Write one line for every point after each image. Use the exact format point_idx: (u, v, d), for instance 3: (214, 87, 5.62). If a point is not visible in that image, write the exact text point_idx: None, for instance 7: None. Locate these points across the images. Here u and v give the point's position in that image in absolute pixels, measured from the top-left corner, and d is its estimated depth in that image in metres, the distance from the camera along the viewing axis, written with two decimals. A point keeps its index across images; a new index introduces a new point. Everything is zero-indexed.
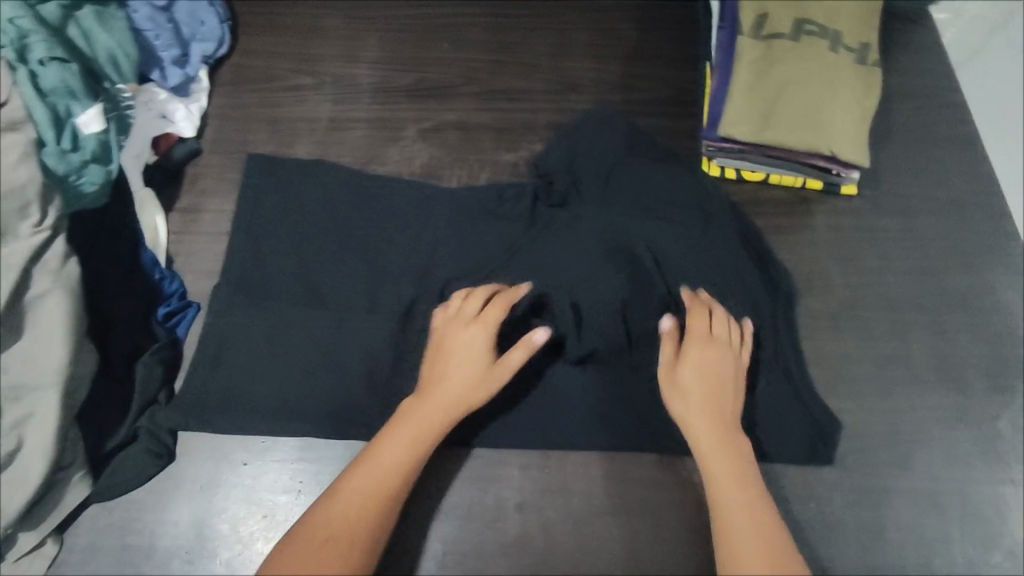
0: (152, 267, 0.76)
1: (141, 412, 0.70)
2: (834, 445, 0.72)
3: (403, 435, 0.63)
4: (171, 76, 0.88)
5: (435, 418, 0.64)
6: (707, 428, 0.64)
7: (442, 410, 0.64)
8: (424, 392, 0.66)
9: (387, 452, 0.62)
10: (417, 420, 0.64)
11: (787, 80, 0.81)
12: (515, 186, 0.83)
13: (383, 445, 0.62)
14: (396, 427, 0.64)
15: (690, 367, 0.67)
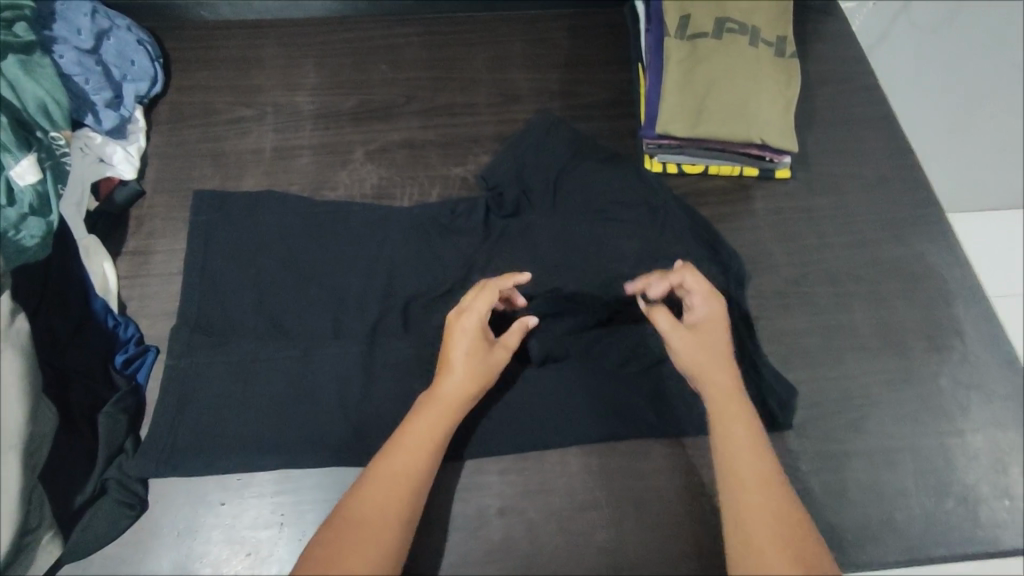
0: (105, 314, 0.76)
1: (108, 464, 0.69)
2: (792, 411, 0.76)
3: (412, 449, 0.61)
4: (105, 118, 0.85)
5: (439, 430, 0.63)
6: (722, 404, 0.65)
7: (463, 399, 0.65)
8: (423, 405, 0.64)
9: (398, 470, 0.60)
10: (423, 433, 0.62)
11: (714, 76, 0.86)
12: (467, 201, 0.85)
13: (388, 462, 0.60)
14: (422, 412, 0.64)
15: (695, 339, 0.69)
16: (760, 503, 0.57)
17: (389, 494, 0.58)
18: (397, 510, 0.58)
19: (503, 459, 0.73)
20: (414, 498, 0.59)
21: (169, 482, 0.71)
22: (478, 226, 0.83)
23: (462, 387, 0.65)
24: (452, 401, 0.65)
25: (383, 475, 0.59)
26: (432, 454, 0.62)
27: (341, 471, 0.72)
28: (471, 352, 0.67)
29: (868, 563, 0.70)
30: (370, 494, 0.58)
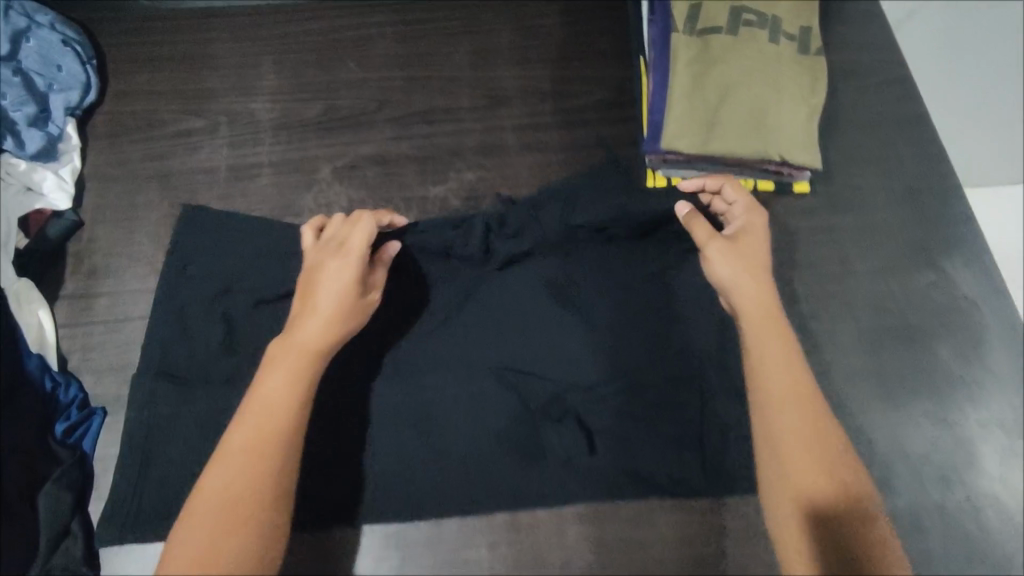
0: (42, 375, 0.68)
1: (53, 550, 0.62)
2: None
3: (264, 416, 0.56)
4: (28, 140, 0.74)
5: (294, 394, 0.57)
6: (757, 328, 0.64)
7: (320, 351, 0.60)
8: (274, 359, 0.59)
9: (246, 441, 0.55)
10: (275, 396, 0.57)
11: (728, 82, 0.75)
12: (455, 252, 0.75)
13: (240, 433, 0.55)
14: (269, 376, 0.58)
15: (736, 265, 0.66)
16: (802, 462, 0.58)
17: (246, 467, 0.54)
18: (251, 486, 0.54)
19: (490, 527, 0.66)
20: (274, 463, 0.55)
21: (125, 560, 0.64)
22: (467, 252, 0.76)
23: (327, 338, 0.60)
24: (310, 352, 0.59)
25: (232, 458, 0.55)
26: (291, 412, 0.57)
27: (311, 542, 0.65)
28: (330, 287, 0.62)
29: None
30: (227, 470, 0.54)
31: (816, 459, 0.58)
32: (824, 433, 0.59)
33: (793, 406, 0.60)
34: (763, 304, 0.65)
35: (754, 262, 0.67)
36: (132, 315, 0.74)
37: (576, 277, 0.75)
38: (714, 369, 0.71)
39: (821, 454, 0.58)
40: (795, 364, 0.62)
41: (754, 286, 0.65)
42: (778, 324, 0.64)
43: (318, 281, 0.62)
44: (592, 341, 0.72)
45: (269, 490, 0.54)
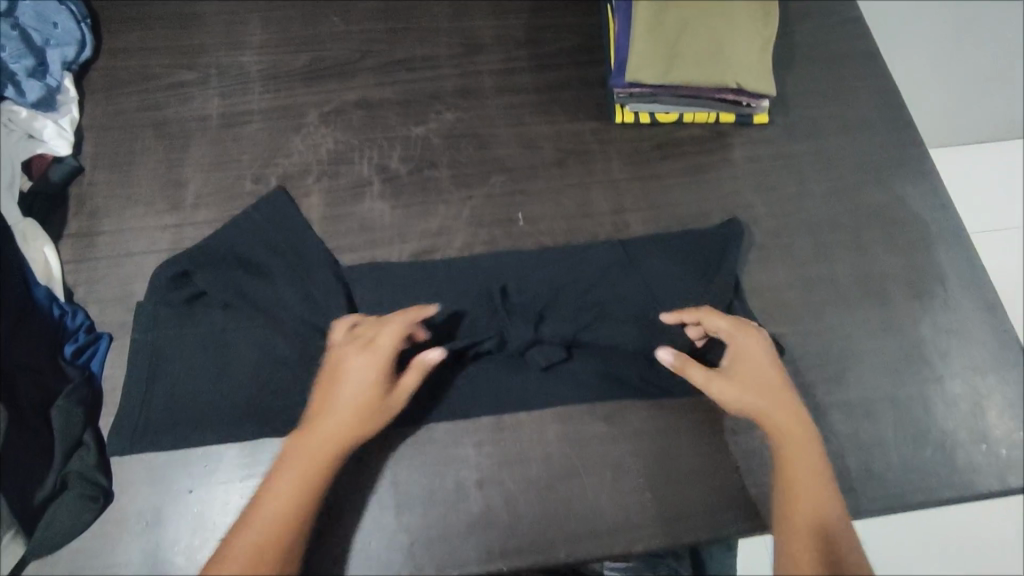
0: (50, 303, 0.72)
1: (68, 457, 0.67)
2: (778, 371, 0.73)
3: (280, 500, 0.58)
4: (29, 90, 0.78)
5: (308, 489, 0.59)
6: (774, 423, 0.65)
7: (337, 440, 0.61)
8: (293, 447, 0.61)
9: (263, 525, 0.57)
10: (289, 487, 0.59)
11: (686, 16, 0.80)
12: (439, 187, 0.82)
13: (256, 518, 0.58)
14: (289, 463, 0.60)
15: (752, 397, 0.66)
16: (810, 506, 0.61)
17: (258, 547, 0.56)
18: (264, 568, 0.56)
19: (477, 428, 0.71)
20: (288, 542, 0.57)
21: (132, 469, 0.68)
22: (451, 185, 0.83)
23: (348, 426, 0.61)
24: (327, 451, 0.61)
25: (250, 539, 0.56)
26: (301, 504, 0.59)
27: None
28: (354, 385, 0.63)
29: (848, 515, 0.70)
30: (236, 550, 0.56)
31: (812, 506, 0.61)
32: (818, 483, 0.62)
33: (803, 474, 0.62)
34: (761, 381, 0.67)
35: (762, 371, 0.67)
36: (133, 251, 0.78)
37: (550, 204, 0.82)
38: (680, 270, 0.77)
39: (818, 507, 0.60)
40: (808, 450, 0.64)
41: (750, 369, 0.67)
42: (798, 424, 0.65)
43: (332, 401, 0.62)
44: (567, 255, 0.78)
45: (271, 574, 0.56)
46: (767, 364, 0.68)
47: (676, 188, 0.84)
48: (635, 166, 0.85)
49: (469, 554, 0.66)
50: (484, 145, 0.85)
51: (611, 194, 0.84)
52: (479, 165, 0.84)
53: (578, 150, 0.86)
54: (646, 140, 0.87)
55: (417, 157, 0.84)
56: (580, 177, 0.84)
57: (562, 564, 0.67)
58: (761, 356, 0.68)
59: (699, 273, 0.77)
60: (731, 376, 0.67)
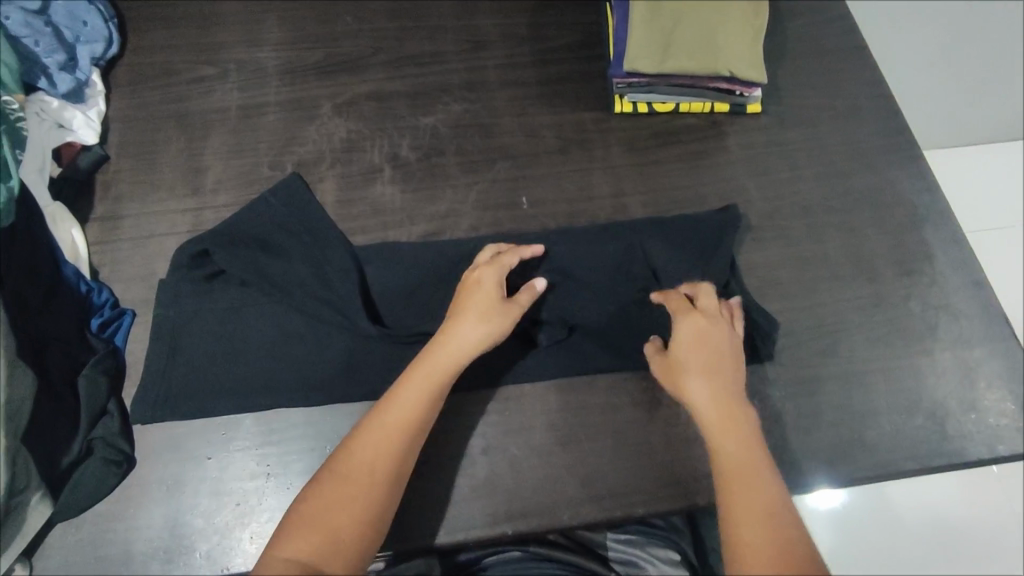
0: (78, 280, 0.75)
1: (93, 424, 0.69)
2: (771, 343, 0.76)
3: (408, 403, 0.62)
4: (60, 82, 0.83)
5: (428, 395, 0.63)
6: (714, 416, 0.63)
7: (466, 349, 0.66)
8: (421, 360, 0.65)
9: (378, 430, 0.60)
10: (413, 400, 0.62)
11: (681, 10, 0.84)
12: (446, 174, 0.86)
13: (378, 424, 0.61)
14: (415, 373, 0.64)
15: (688, 378, 0.66)
16: (745, 495, 0.58)
17: (382, 443, 0.60)
18: (378, 469, 0.59)
19: (483, 397, 0.74)
20: (404, 446, 0.61)
21: (154, 437, 0.71)
22: (458, 171, 0.86)
23: (466, 351, 0.65)
24: (452, 363, 0.65)
25: (368, 441, 0.60)
26: (421, 412, 0.62)
27: (321, 418, 0.73)
28: (479, 299, 0.68)
29: (842, 481, 0.72)
30: (360, 449, 0.60)
31: (754, 494, 0.58)
32: (755, 466, 0.60)
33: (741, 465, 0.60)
34: (708, 370, 0.65)
35: (721, 360, 0.66)
36: (156, 233, 0.82)
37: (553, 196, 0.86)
38: (677, 246, 0.80)
39: (760, 490, 0.58)
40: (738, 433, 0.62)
41: (699, 359, 0.66)
42: (732, 404, 0.64)
43: (458, 322, 0.67)
44: (571, 236, 0.82)
45: (392, 468, 0.59)
46: (717, 349, 0.67)
47: (673, 174, 0.88)
48: (633, 153, 0.89)
49: (476, 516, 0.69)
50: (490, 133, 0.89)
51: (611, 180, 0.88)
52: (485, 153, 0.88)
53: (579, 139, 0.90)
54: (644, 129, 0.91)
55: (426, 146, 0.88)
56: (582, 163, 0.88)
57: (566, 528, 0.69)
58: (709, 342, 0.67)
59: (695, 252, 0.79)
60: (683, 379, 0.66)
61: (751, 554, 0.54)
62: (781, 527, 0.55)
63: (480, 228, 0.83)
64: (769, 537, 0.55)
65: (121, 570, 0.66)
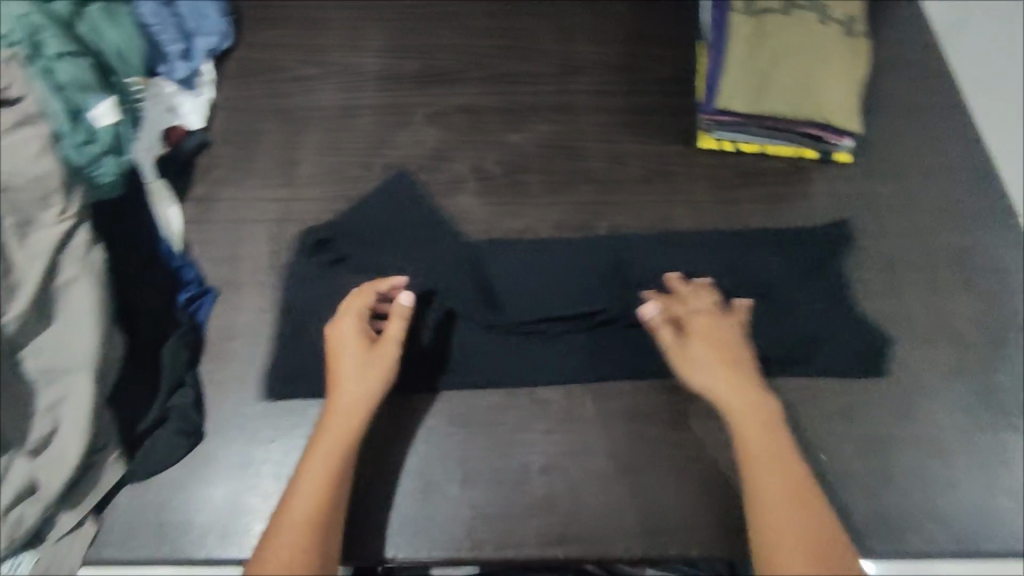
0: (171, 257, 0.79)
1: (171, 393, 0.72)
2: (886, 359, 0.77)
3: (314, 482, 0.63)
4: (177, 69, 0.89)
5: (332, 473, 0.63)
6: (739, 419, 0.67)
7: (348, 416, 0.66)
8: (315, 444, 0.65)
9: (300, 516, 0.61)
10: (317, 479, 0.63)
11: (780, 54, 0.84)
12: (529, 192, 0.88)
13: (294, 513, 0.61)
14: (318, 451, 0.65)
15: (705, 367, 0.69)
16: (767, 479, 0.63)
17: (302, 529, 0.60)
18: (304, 558, 0.59)
19: (546, 416, 0.74)
20: (322, 530, 0.61)
21: (224, 412, 0.72)
22: (540, 190, 0.88)
23: (352, 418, 0.66)
24: (346, 437, 0.66)
25: (285, 535, 0.59)
26: (332, 490, 0.63)
27: (386, 416, 0.73)
28: (354, 363, 0.68)
29: (909, 550, 0.70)
30: (288, 533, 0.60)
31: (777, 476, 0.63)
32: (774, 447, 0.65)
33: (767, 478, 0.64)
34: (721, 353, 0.70)
35: (719, 340, 0.71)
36: (247, 218, 0.85)
37: (660, 209, 0.88)
38: (793, 261, 0.83)
39: (781, 472, 0.63)
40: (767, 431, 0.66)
41: (709, 343, 0.70)
42: (757, 409, 0.67)
43: (336, 390, 0.67)
44: (688, 245, 0.85)
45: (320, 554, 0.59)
46: (721, 334, 0.71)
47: (756, 214, 0.87)
48: (716, 190, 0.89)
49: (528, 535, 0.68)
50: (574, 157, 0.91)
51: (691, 214, 0.88)
52: (568, 175, 0.89)
53: (662, 171, 0.90)
54: (729, 167, 0.90)
55: (512, 163, 0.90)
56: (663, 195, 0.89)
57: (618, 559, 0.68)
58: (711, 327, 0.71)
59: (813, 266, 0.82)
60: (689, 356, 0.70)
61: (776, 537, 0.60)
62: (804, 509, 0.61)
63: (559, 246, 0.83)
64: (791, 520, 0.61)
65: (180, 539, 0.67)
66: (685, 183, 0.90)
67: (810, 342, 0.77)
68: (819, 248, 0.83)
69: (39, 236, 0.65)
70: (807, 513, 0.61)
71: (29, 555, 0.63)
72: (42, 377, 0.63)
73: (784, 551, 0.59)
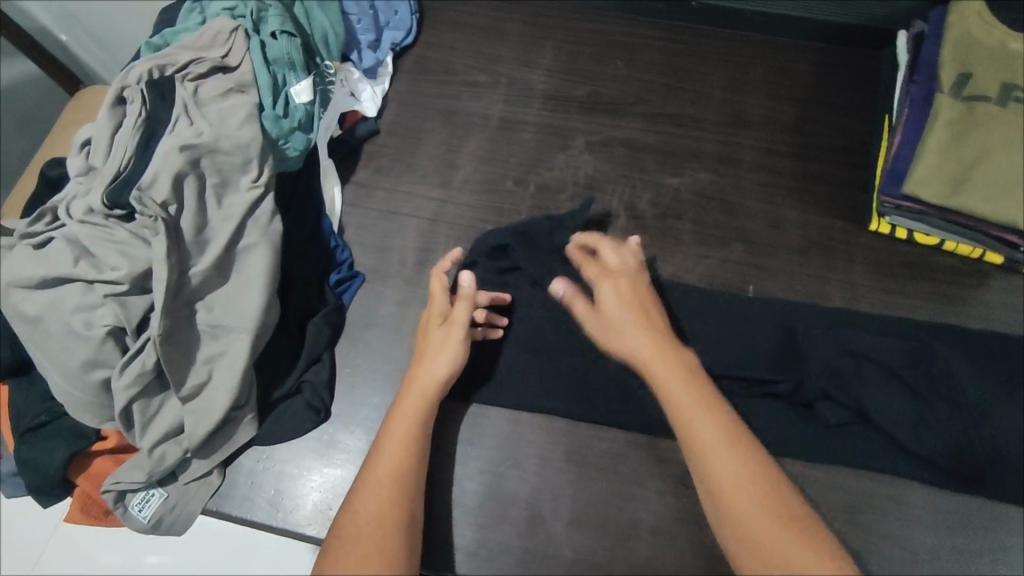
0: (329, 236, 0.82)
1: (307, 368, 0.74)
2: None
3: (392, 450, 0.61)
4: (365, 58, 0.95)
5: (410, 439, 0.62)
6: (682, 399, 0.60)
7: (427, 386, 0.66)
8: (395, 411, 0.65)
9: (374, 481, 0.59)
10: (396, 445, 0.62)
11: (988, 146, 0.78)
12: (679, 241, 0.85)
13: (374, 472, 0.60)
14: (394, 420, 0.64)
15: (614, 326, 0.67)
16: (702, 424, 0.58)
17: (380, 495, 0.58)
18: (389, 519, 0.57)
19: (664, 476, 0.71)
20: (405, 495, 0.59)
21: (352, 397, 0.75)
22: (690, 239, 0.85)
23: (428, 385, 0.66)
24: (420, 403, 0.65)
25: (369, 494, 0.58)
26: (409, 457, 0.61)
27: (505, 437, 0.74)
28: (432, 345, 0.69)
29: None
30: (366, 498, 0.58)
31: (713, 416, 0.59)
32: (698, 386, 0.61)
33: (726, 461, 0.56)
34: (626, 300, 0.68)
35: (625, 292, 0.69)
36: (399, 211, 0.87)
37: (830, 287, 0.83)
38: (985, 371, 0.75)
39: (709, 413, 0.59)
40: (709, 406, 0.60)
41: (620, 299, 0.68)
42: (696, 382, 0.61)
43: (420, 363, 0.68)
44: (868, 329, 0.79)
45: (397, 516, 0.57)
46: (631, 288, 0.69)
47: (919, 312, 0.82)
48: (879, 277, 0.84)
49: None
50: (730, 212, 0.88)
51: (847, 296, 0.83)
52: (722, 230, 0.86)
53: (823, 244, 0.86)
54: (896, 255, 0.85)
55: (666, 207, 0.88)
56: (820, 270, 0.84)
57: None
58: (613, 277, 0.70)
59: (1011, 382, 0.74)
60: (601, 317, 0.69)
61: (741, 517, 0.54)
62: (750, 454, 0.57)
63: (705, 303, 0.81)
64: (740, 466, 0.56)
65: (293, 511, 0.69)
66: (862, 263, 0.85)
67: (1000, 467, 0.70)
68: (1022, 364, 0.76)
69: (234, 199, 0.70)
70: (739, 457, 0.56)
71: (160, 491, 0.67)
72: (208, 330, 0.67)
73: (740, 496, 0.54)
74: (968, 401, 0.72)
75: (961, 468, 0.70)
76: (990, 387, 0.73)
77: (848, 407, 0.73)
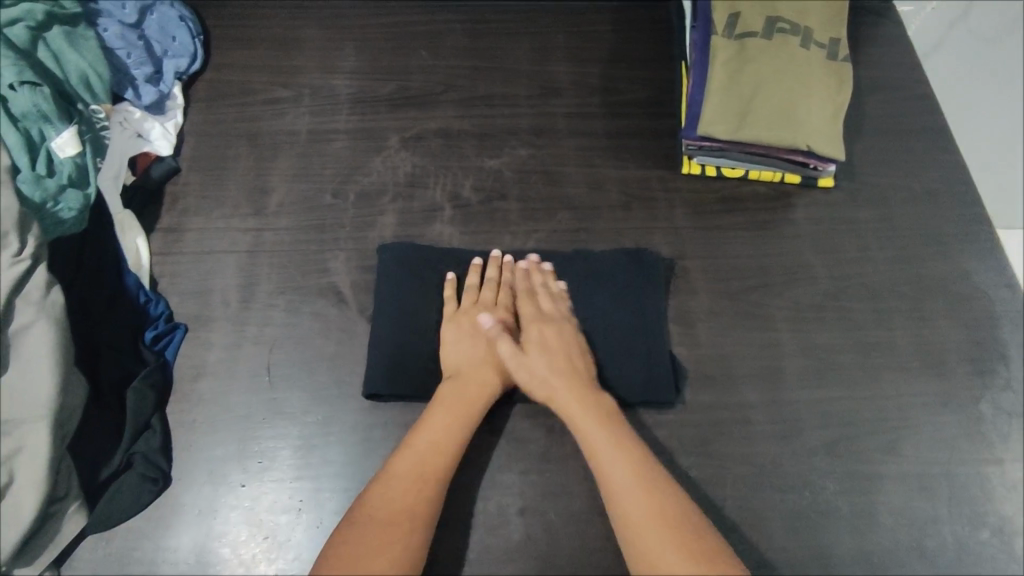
0: (137, 290, 0.76)
1: (135, 438, 0.69)
2: (889, 382, 0.77)
3: (435, 435, 0.67)
4: (144, 94, 0.86)
5: (458, 421, 0.68)
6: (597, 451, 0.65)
7: (473, 389, 0.70)
8: (438, 398, 0.70)
9: (405, 470, 0.64)
10: (441, 426, 0.67)
11: (761, 78, 0.83)
12: (507, 221, 0.86)
13: (393, 477, 0.64)
14: (433, 409, 0.69)
15: (542, 374, 0.70)
16: (612, 462, 0.64)
17: (411, 485, 0.63)
18: (418, 501, 0.63)
19: (524, 457, 0.72)
20: (438, 478, 0.65)
21: (192, 457, 0.71)
22: (517, 217, 0.86)
23: (471, 380, 0.70)
24: (469, 399, 0.69)
25: (376, 500, 0.62)
26: (453, 441, 0.67)
27: (361, 458, 0.71)
28: (474, 347, 0.73)
29: None
30: (365, 518, 0.61)
31: (602, 433, 0.66)
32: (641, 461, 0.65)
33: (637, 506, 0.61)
34: (556, 357, 0.72)
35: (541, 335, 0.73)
36: (214, 249, 0.82)
37: (654, 237, 0.86)
38: (791, 286, 0.83)
39: (620, 450, 0.65)
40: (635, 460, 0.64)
41: (544, 344, 0.73)
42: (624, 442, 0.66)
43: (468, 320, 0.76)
44: (695, 267, 0.84)
45: (422, 508, 0.62)
46: (558, 351, 0.72)
47: (738, 243, 0.85)
48: (697, 217, 0.87)
49: None
50: (553, 182, 0.89)
51: (672, 241, 0.86)
52: (546, 202, 0.88)
53: (643, 196, 0.89)
54: (711, 193, 0.89)
55: (489, 191, 0.88)
56: (643, 221, 0.87)
57: None
58: (559, 354, 0.72)
59: (813, 294, 0.82)
60: (527, 365, 0.71)
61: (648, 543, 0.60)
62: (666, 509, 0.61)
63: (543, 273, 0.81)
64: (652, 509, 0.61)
65: None
66: (680, 205, 0.88)
67: (813, 372, 0.78)
68: (828, 277, 0.83)
69: None
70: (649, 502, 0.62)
71: None
72: None
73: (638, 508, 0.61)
74: (778, 322, 0.80)
75: (777, 381, 0.77)
76: (788, 304, 0.81)
77: (656, 353, 0.77)
